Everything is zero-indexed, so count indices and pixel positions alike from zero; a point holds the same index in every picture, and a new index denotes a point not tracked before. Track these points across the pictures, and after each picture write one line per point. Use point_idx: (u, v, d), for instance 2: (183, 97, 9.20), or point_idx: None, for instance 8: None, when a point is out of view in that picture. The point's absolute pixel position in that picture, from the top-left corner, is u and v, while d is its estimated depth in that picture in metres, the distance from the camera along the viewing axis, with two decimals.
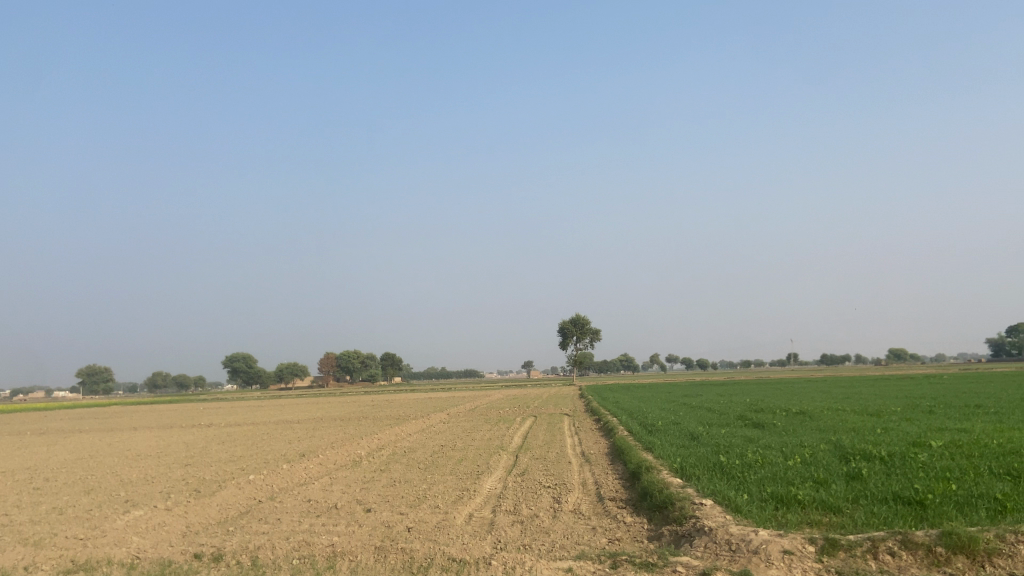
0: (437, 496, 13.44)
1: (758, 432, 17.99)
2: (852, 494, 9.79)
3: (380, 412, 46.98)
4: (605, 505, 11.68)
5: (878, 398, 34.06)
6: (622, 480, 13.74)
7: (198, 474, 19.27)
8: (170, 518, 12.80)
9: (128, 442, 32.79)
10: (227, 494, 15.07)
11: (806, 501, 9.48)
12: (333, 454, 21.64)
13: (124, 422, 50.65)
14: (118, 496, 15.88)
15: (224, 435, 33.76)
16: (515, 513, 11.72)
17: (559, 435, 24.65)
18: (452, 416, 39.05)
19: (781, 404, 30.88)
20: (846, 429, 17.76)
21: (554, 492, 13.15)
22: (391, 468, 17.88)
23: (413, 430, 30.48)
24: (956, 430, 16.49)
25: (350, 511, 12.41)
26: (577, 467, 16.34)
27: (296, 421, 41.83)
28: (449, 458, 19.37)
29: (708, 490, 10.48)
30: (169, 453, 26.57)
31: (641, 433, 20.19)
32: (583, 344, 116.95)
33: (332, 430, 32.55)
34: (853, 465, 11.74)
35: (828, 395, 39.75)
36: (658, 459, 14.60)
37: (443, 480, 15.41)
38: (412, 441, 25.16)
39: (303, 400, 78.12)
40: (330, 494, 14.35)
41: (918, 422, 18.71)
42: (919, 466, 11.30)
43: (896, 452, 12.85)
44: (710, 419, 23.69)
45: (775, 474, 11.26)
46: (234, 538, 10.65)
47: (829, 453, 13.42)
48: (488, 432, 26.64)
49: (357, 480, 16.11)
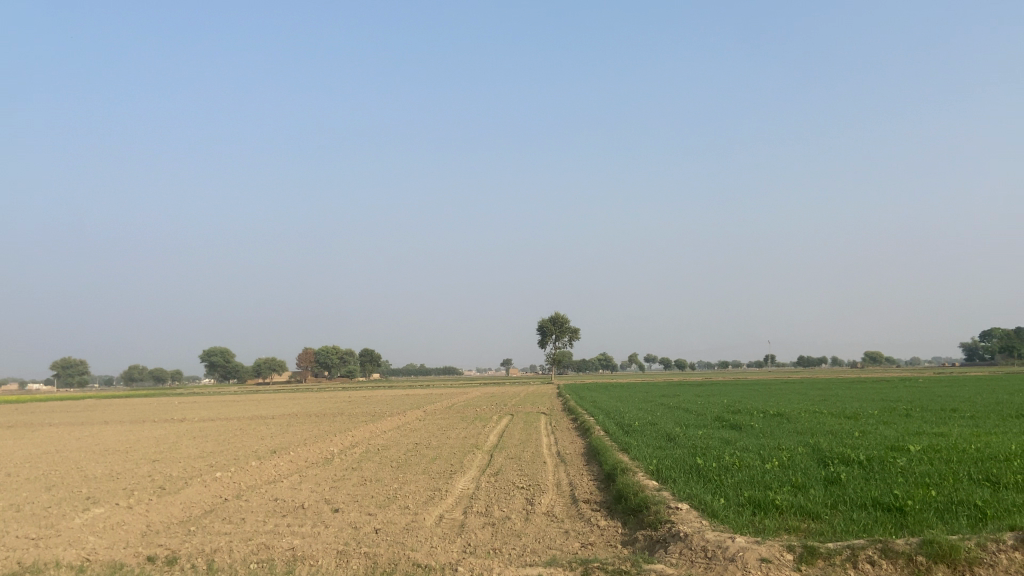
0: (408, 496, 13.09)
1: (735, 434, 17.84)
2: (831, 500, 9.59)
3: (355, 409, 46.42)
4: (578, 508, 11.40)
5: (854, 400, 34.26)
6: (597, 482, 13.46)
7: (165, 471, 18.77)
8: (130, 517, 12.33)
9: (97, 436, 32.10)
10: (192, 492, 14.60)
11: (784, 507, 9.27)
12: (305, 451, 21.22)
13: (94, 416, 49.63)
14: (79, 493, 15.34)
15: (196, 430, 33.10)
16: (486, 515, 11.40)
17: (536, 434, 24.40)
18: (428, 414, 38.68)
19: (759, 406, 30.82)
20: (823, 432, 17.64)
21: (527, 493, 12.86)
22: (363, 467, 17.48)
23: (387, 427, 30.10)
24: (933, 434, 16.40)
25: (317, 512, 12.02)
26: (552, 467, 16.08)
27: (269, 417, 41.20)
28: (422, 457, 19.02)
29: (685, 494, 10.24)
30: (137, 449, 25.92)
31: (618, 433, 19.98)
32: (562, 343, 116.97)
33: (306, 427, 32.09)
34: (832, 470, 11.55)
35: (805, 397, 39.83)
36: (634, 460, 14.39)
37: (415, 480, 15.05)
38: (386, 439, 24.73)
39: (277, 397, 77.17)
40: (298, 493, 13.96)
41: (895, 426, 18.63)
42: (899, 472, 11.15)
43: (874, 456, 12.72)
44: (688, 420, 23.54)
45: (752, 478, 11.05)
46: (194, 539, 10.25)
47: (807, 456, 13.24)
48: (463, 431, 26.29)
49: (327, 479, 15.71)
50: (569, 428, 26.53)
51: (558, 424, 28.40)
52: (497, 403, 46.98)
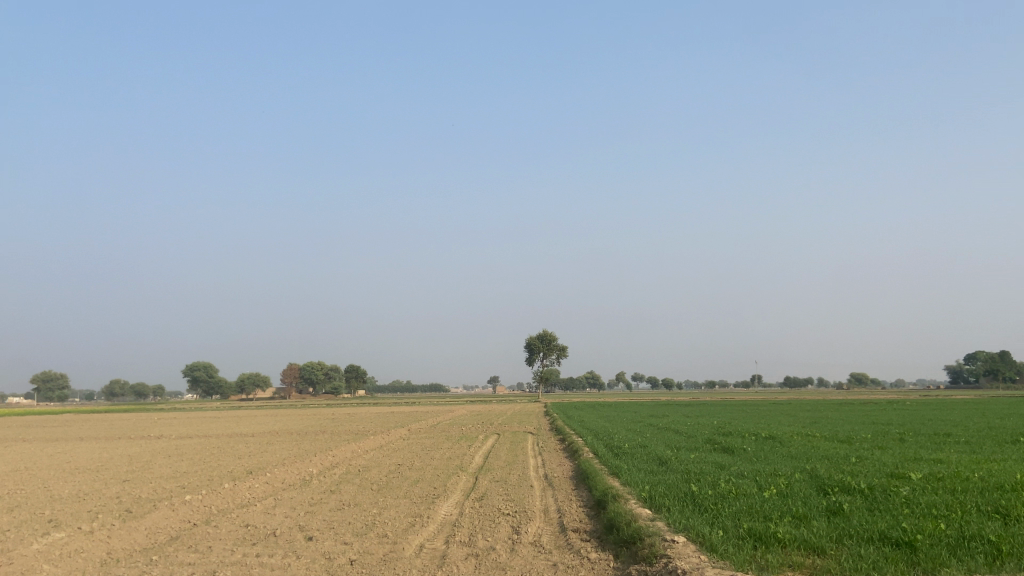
0: (387, 523, 12.41)
1: (728, 458, 17.29)
2: (837, 534, 9.01)
3: (337, 427, 45.44)
4: (567, 538, 10.77)
5: (846, 423, 33.80)
6: (586, 509, 12.81)
7: (135, 492, 17.98)
8: (90, 543, 11.57)
9: (70, 453, 31.11)
10: (158, 517, 13.84)
11: (786, 541, 8.69)
12: (283, 472, 20.48)
13: (70, 432, 48.37)
14: (41, 515, 14.54)
15: (173, 448, 32.21)
16: (469, 545, 10.74)
17: (523, 455, 23.71)
18: (413, 433, 37.87)
19: (749, 428, 30.23)
20: (818, 456, 17.11)
21: (513, 520, 12.23)
22: (341, 490, 16.77)
23: (370, 446, 29.38)
24: (933, 461, 15.90)
25: (289, 540, 11.35)
26: (539, 491, 15.45)
27: (251, 434, 40.17)
28: (404, 479, 18.33)
29: (681, 524, 9.63)
30: (110, 467, 25.07)
31: (608, 456, 19.37)
32: (550, 360, 116.29)
33: (287, 445, 31.31)
34: (833, 499, 10.98)
35: (796, 418, 39.33)
36: (625, 486, 13.76)
37: (395, 504, 14.38)
38: (367, 459, 24.00)
39: (260, 413, 75.81)
40: (271, 519, 13.25)
41: (891, 451, 18.10)
42: (904, 502, 10.59)
43: (876, 485, 12.15)
44: (679, 442, 22.92)
45: (751, 508, 10.46)
46: (155, 571, 9.53)
47: (806, 484, 12.67)
48: (448, 451, 25.55)
49: (304, 502, 15.01)
50: (557, 449, 25.90)
51: (545, 445, 27.78)
52: (483, 421, 46.23)
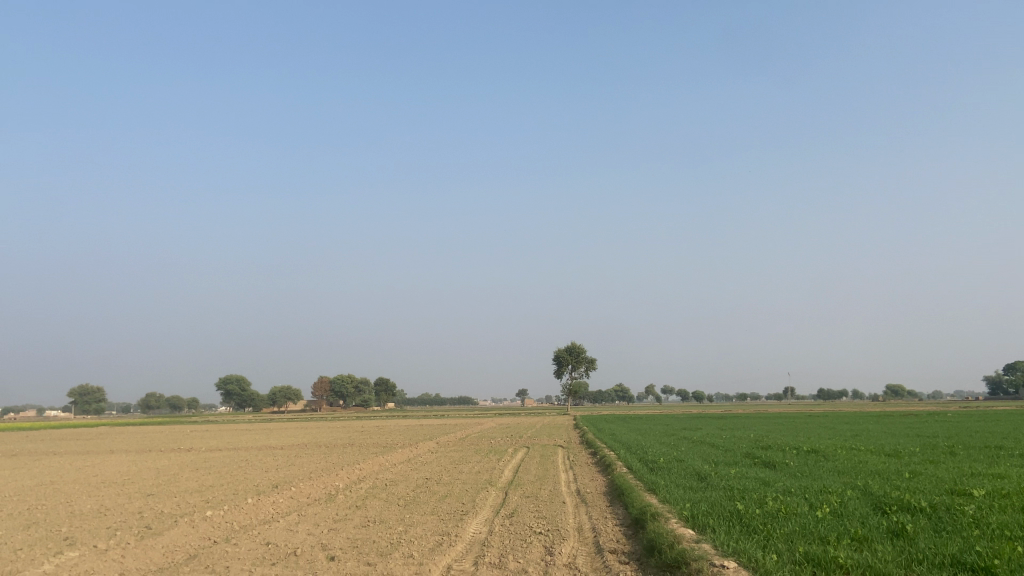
0: (412, 542, 11.78)
1: (770, 473, 16.43)
2: (905, 557, 8.14)
3: (366, 440, 45.13)
4: (604, 560, 10.06)
5: (889, 436, 32.52)
6: (623, 528, 12.08)
7: (158, 508, 17.62)
8: (102, 563, 11.11)
9: (98, 466, 31.10)
10: (176, 534, 13.38)
11: (850, 566, 7.88)
12: (309, 486, 20.02)
13: (101, 444, 48.65)
14: (58, 533, 14.17)
15: (200, 461, 32.04)
16: (499, 567, 10.05)
17: (553, 469, 22.95)
18: (441, 446, 37.35)
19: (788, 442, 29.05)
20: (868, 472, 16.13)
21: (546, 540, 11.54)
22: (367, 505, 16.20)
23: (398, 460, 28.91)
24: (993, 476, 14.83)
25: (310, 560, 10.78)
26: (572, 508, 14.75)
27: (280, 448, 39.98)
28: (431, 494, 17.75)
29: (731, 549, 8.82)
30: (137, 480, 24.93)
31: (642, 470, 18.61)
32: (578, 373, 115.24)
33: (313, 458, 30.93)
34: (894, 519, 10.06)
35: (836, 432, 37.92)
36: (664, 503, 13.01)
37: (421, 522, 13.72)
38: (394, 473, 23.48)
39: (288, 425, 75.86)
40: (293, 537, 12.72)
41: (944, 466, 17.00)
42: (973, 519, 9.66)
43: (939, 503, 11.16)
44: (716, 456, 22.03)
45: (804, 529, 9.67)
46: None
47: (861, 502, 11.79)
48: (477, 465, 24.94)
49: (327, 519, 14.46)
50: (587, 463, 25.13)
51: (575, 458, 27.04)
52: (513, 434, 45.52)
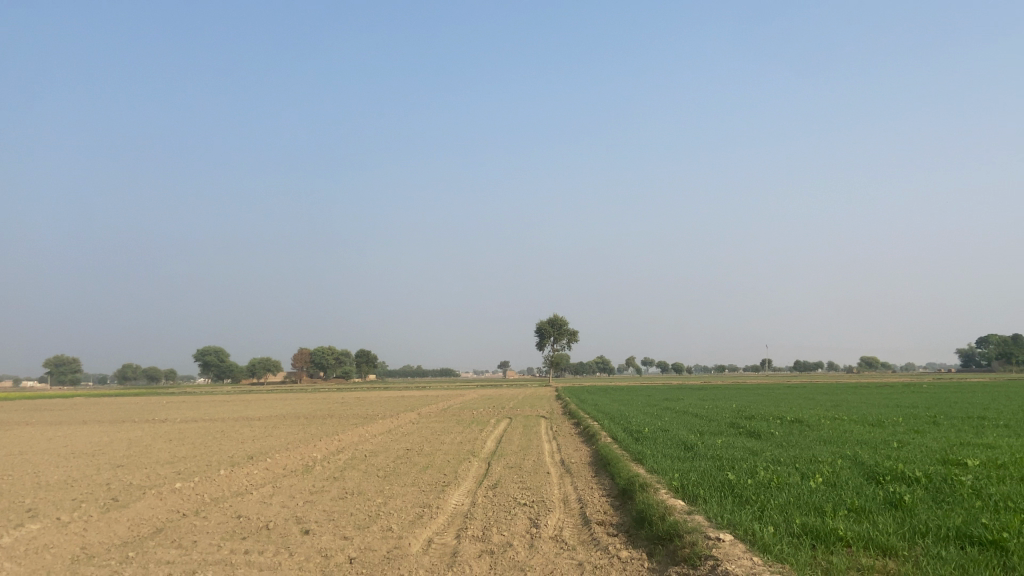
0: (391, 514, 11.32)
1: (757, 443, 16.14)
2: (907, 529, 7.78)
3: (346, 411, 44.49)
4: (592, 532, 9.63)
5: (869, 406, 32.55)
6: (610, 499, 11.68)
7: (127, 479, 17.06)
8: (62, 538, 10.56)
9: (70, 436, 30.37)
10: (143, 508, 12.87)
11: (851, 539, 7.51)
12: (285, 457, 19.51)
13: (73, 415, 47.48)
14: (19, 504, 13.56)
15: (175, 431, 31.38)
16: (482, 540, 9.59)
17: (536, 440, 22.56)
18: (422, 416, 36.86)
19: (771, 412, 28.83)
20: (855, 441, 15.88)
21: (531, 511, 11.12)
22: (345, 477, 15.71)
23: (378, 431, 28.38)
24: (983, 445, 14.56)
25: (283, 534, 10.25)
26: (557, 479, 14.35)
27: (257, 418, 39.48)
28: (412, 465, 17.30)
29: (725, 521, 8.40)
30: (108, 451, 24.22)
31: (628, 440, 18.24)
32: (560, 345, 115.29)
33: (291, 429, 30.42)
34: (890, 490, 9.72)
35: (817, 402, 37.91)
36: (652, 474, 12.62)
37: (402, 493, 13.25)
38: (374, 444, 23.00)
39: (268, 396, 74.96)
40: (266, 509, 12.21)
41: (932, 435, 16.74)
42: (973, 489, 9.33)
43: (935, 473, 10.81)
44: (701, 426, 21.73)
45: (798, 500, 9.30)
46: None
47: (854, 472, 11.43)
48: (459, 435, 24.49)
49: (303, 491, 13.97)
50: (570, 433, 24.73)
51: (559, 429, 26.68)
52: (494, 405, 45.26)
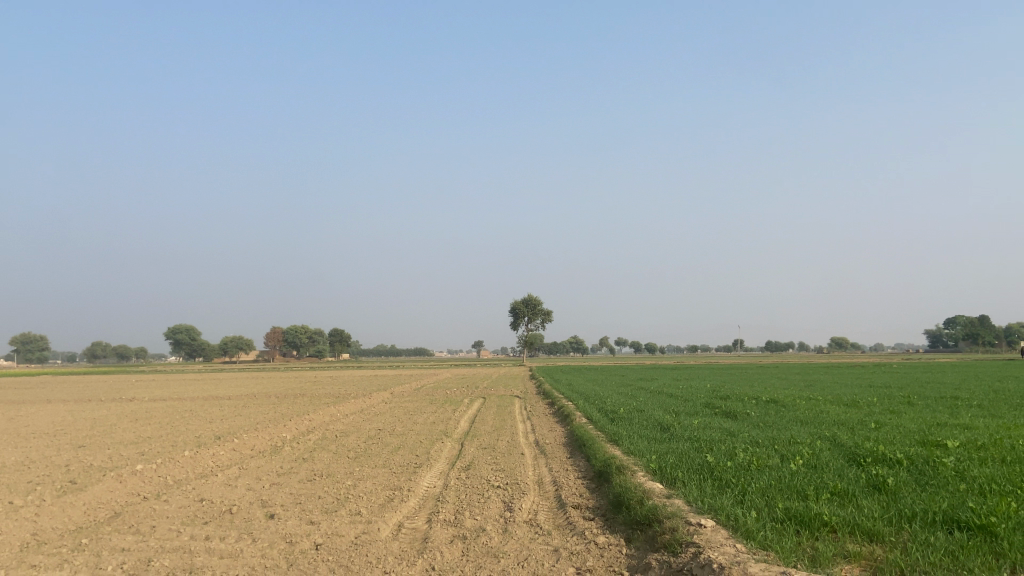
0: (361, 497, 10.94)
1: (733, 424, 15.96)
2: (892, 513, 7.56)
3: (317, 390, 43.93)
4: (567, 516, 9.34)
5: (843, 386, 32.68)
6: (586, 482, 11.41)
7: (88, 460, 16.46)
8: (13, 523, 10.04)
9: (31, 416, 29.52)
10: (101, 491, 12.35)
11: (836, 525, 7.27)
12: (253, 438, 18.99)
13: (38, 394, 46.40)
14: None
15: (141, 411, 30.69)
16: (455, 525, 9.24)
17: (510, 420, 22.24)
18: (395, 396, 36.39)
19: (745, 392, 28.82)
20: (832, 422, 15.78)
21: (505, 494, 10.79)
22: (314, 458, 15.29)
23: (350, 410, 27.98)
24: (958, 426, 14.52)
25: (247, 519, 9.81)
26: (532, 460, 14.04)
27: (227, 397, 38.74)
28: (384, 446, 16.91)
29: (707, 505, 8.12)
30: (70, 431, 23.52)
31: (603, 421, 18.01)
32: (535, 324, 115.22)
33: (262, 409, 29.86)
34: (873, 472, 9.54)
35: (790, 382, 38.05)
36: (628, 455, 12.37)
37: (372, 475, 12.88)
38: (345, 424, 22.59)
39: (239, 375, 74.04)
40: (230, 492, 11.75)
41: (906, 416, 16.67)
42: (956, 472, 9.18)
43: (915, 455, 10.66)
44: (676, 407, 21.58)
45: (780, 483, 9.07)
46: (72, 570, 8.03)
47: (833, 454, 11.24)
48: (432, 415, 24.10)
49: (270, 473, 13.52)
50: (545, 413, 24.47)
51: (533, 409, 26.46)
52: (468, 385, 44.90)
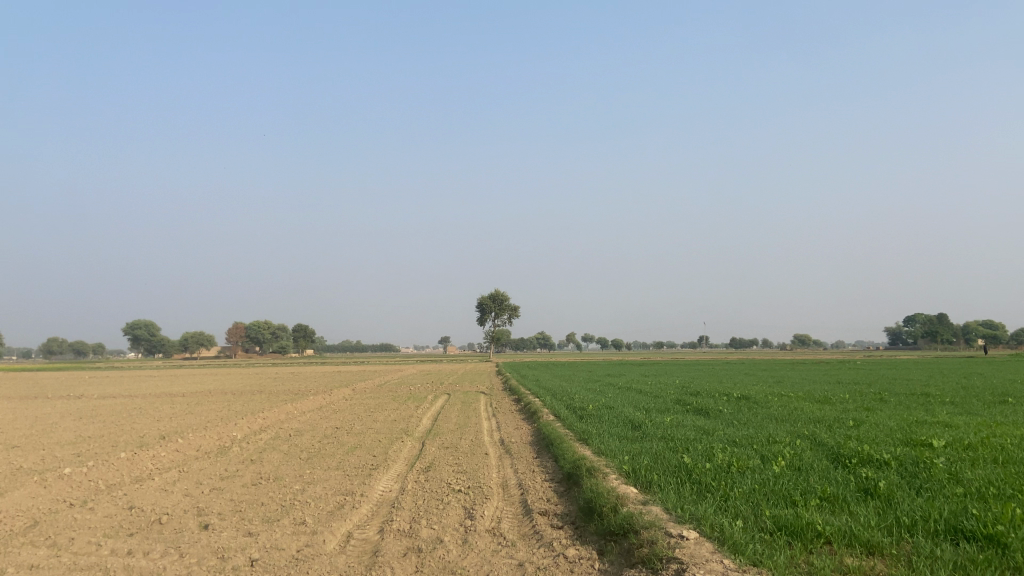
0: (308, 505, 9.97)
1: (707, 421, 15.28)
2: (890, 522, 6.86)
3: (277, 386, 42.54)
4: (533, 524, 8.50)
5: (812, 382, 32.38)
6: (553, 485, 10.61)
7: (17, 462, 15.18)
8: None
9: None
10: (22, 497, 11.20)
11: (831, 536, 6.55)
12: (201, 437, 17.84)
13: None
14: None
15: (86, 409, 29.10)
16: (409, 535, 8.36)
17: (475, 418, 21.35)
18: (358, 392, 35.24)
19: (716, 388, 28.31)
20: (809, 419, 15.17)
21: (467, 500, 9.93)
22: (263, 459, 14.23)
23: (309, 408, 26.88)
24: (938, 423, 13.96)
25: (177, 530, 8.83)
26: (497, 461, 13.20)
27: (181, 394, 37.16)
28: (341, 446, 15.93)
29: (687, 514, 7.35)
30: (5, 430, 22.01)
31: (571, 418, 17.21)
32: (502, 320, 114.46)
33: (216, 405, 28.58)
34: (862, 474, 8.87)
35: (757, 378, 37.68)
36: (598, 456, 11.58)
37: (323, 479, 11.94)
38: (302, 422, 21.52)
39: (196, 371, 71.67)
40: (165, 499, 10.70)
41: (884, 413, 16.09)
42: (949, 474, 8.55)
43: (904, 455, 10.03)
44: (647, 403, 20.85)
45: (764, 487, 8.34)
46: None
47: (816, 455, 10.54)
48: (393, 413, 23.14)
49: (213, 476, 12.48)
50: (511, 410, 23.65)
51: (499, 405, 25.66)
52: (433, 381, 43.87)
